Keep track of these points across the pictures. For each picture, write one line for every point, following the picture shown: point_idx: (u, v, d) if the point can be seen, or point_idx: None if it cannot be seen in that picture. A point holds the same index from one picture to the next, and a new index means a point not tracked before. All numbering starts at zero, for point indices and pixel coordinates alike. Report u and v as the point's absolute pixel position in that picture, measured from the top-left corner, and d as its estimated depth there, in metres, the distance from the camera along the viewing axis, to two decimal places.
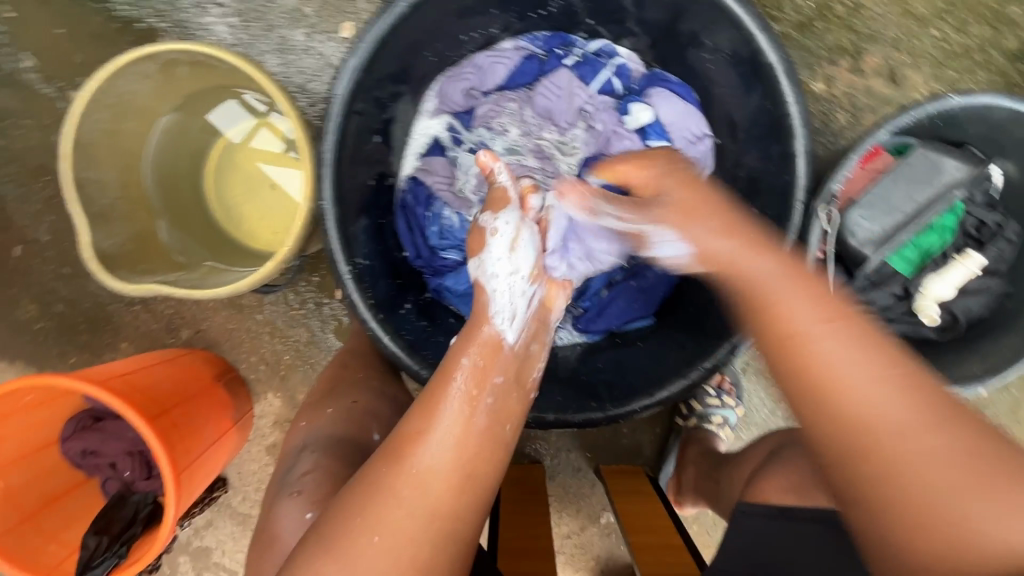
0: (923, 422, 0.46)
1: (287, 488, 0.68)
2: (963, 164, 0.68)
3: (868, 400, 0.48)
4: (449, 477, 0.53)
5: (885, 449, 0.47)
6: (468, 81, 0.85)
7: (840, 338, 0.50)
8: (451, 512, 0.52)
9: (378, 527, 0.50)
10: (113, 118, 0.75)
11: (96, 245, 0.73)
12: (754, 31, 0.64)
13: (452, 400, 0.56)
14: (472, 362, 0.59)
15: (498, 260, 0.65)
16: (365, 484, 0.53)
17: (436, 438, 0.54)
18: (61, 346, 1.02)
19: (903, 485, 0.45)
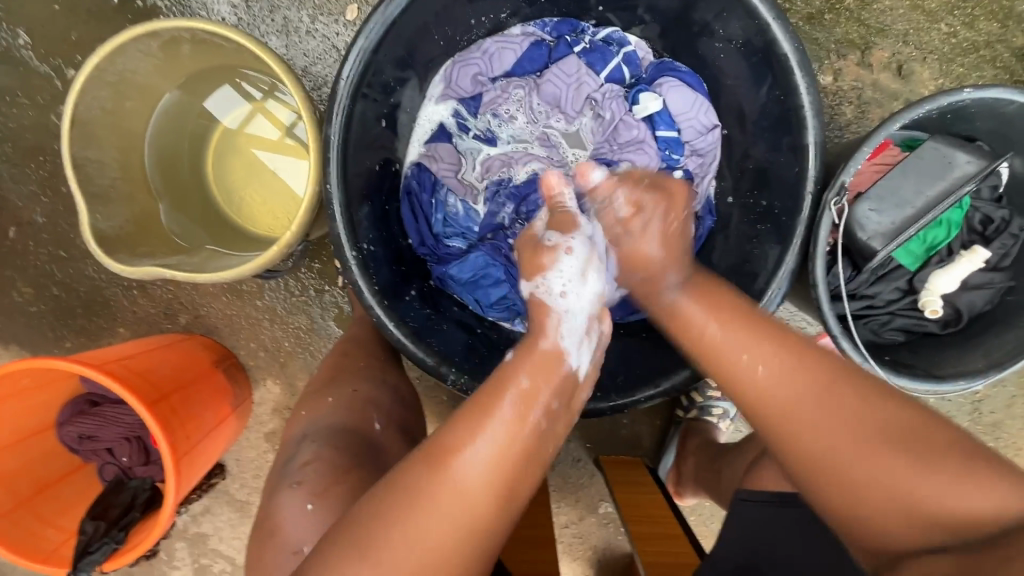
0: (822, 392, 0.55)
1: (287, 478, 0.67)
2: (976, 157, 0.68)
3: (770, 392, 0.57)
4: (490, 495, 0.52)
5: (803, 436, 0.54)
6: (476, 66, 0.84)
7: (744, 341, 0.59)
8: (490, 529, 0.52)
9: (420, 537, 0.49)
10: (113, 96, 0.74)
11: (95, 226, 0.72)
12: (768, 19, 0.63)
13: (502, 415, 0.55)
14: (529, 382, 0.58)
15: (567, 267, 0.66)
16: (405, 489, 0.51)
17: (482, 454, 0.53)
18: (57, 330, 1.01)
19: (815, 447, 0.53)
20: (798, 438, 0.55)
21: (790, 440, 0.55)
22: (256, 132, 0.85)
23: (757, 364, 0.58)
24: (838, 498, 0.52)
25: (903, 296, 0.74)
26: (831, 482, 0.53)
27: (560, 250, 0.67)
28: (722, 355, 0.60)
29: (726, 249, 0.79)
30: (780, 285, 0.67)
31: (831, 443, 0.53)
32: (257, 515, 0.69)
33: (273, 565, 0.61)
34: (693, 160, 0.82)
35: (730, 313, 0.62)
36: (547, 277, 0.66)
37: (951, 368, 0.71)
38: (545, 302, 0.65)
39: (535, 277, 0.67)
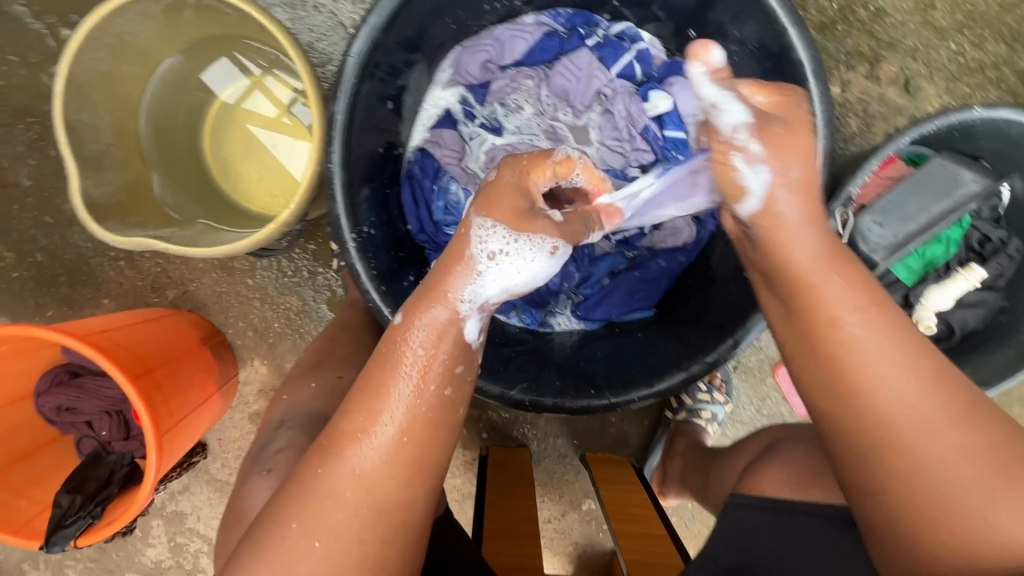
0: (955, 418, 0.46)
1: (259, 465, 0.66)
2: (981, 177, 0.69)
3: (916, 408, 0.46)
4: (393, 470, 0.49)
5: (917, 450, 0.46)
6: (486, 53, 0.83)
7: (886, 346, 0.48)
8: (402, 504, 0.49)
9: (317, 531, 0.47)
10: (110, 59, 0.71)
11: (85, 192, 0.69)
12: (786, 24, 0.63)
13: (396, 395, 0.50)
14: (424, 352, 0.51)
15: (507, 257, 0.53)
16: (301, 479, 0.49)
17: (381, 437, 0.49)
18: (39, 297, 0.98)
19: (927, 464, 0.46)
20: (902, 454, 0.46)
21: (902, 452, 0.46)
22: (253, 107, 0.84)
23: (889, 361, 0.47)
24: (898, 475, 0.47)
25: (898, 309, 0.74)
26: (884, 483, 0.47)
27: (508, 229, 0.53)
28: (839, 347, 0.49)
29: (726, 253, 0.79)
30: None
31: (945, 461, 0.45)
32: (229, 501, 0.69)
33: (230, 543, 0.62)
34: None
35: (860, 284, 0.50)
36: (495, 256, 0.53)
37: None
38: (472, 247, 0.53)
39: (492, 226, 0.53)
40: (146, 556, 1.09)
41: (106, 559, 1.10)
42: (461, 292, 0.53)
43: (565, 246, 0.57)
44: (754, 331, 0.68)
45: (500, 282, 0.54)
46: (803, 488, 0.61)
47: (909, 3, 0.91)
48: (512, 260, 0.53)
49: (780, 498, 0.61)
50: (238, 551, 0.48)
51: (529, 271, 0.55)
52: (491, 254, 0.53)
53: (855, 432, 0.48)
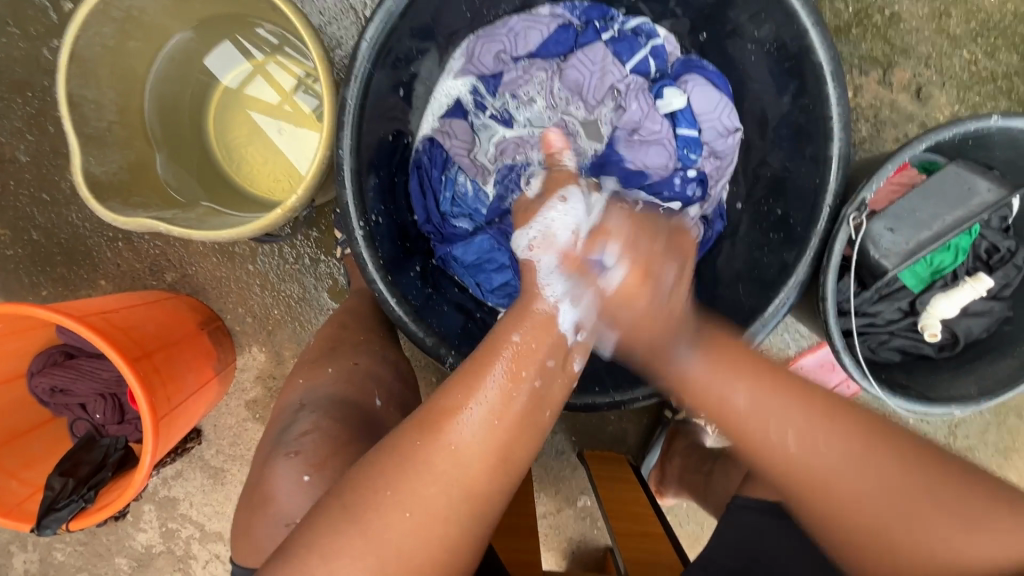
0: (860, 455, 0.51)
1: (283, 447, 0.64)
2: (997, 186, 0.67)
3: (810, 459, 0.52)
4: (484, 458, 0.49)
5: (831, 491, 0.52)
6: (500, 43, 0.81)
7: (770, 406, 0.54)
8: (484, 491, 0.49)
9: (410, 503, 0.47)
10: (116, 34, 0.69)
11: (88, 170, 0.68)
12: (807, 25, 0.62)
13: (496, 379, 0.51)
14: (523, 340, 0.53)
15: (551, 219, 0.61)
16: (394, 452, 0.49)
17: (478, 416, 0.50)
18: (34, 276, 0.96)
19: (841, 502, 0.51)
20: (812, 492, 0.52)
21: (814, 491, 0.52)
22: (255, 89, 0.82)
23: (788, 429, 0.53)
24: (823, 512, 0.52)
25: (904, 316, 0.75)
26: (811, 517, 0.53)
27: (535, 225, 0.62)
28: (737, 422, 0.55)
29: (733, 254, 0.79)
30: (789, 296, 0.67)
31: (843, 487, 0.51)
32: (246, 482, 0.68)
33: (267, 537, 0.60)
34: (709, 162, 0.82)
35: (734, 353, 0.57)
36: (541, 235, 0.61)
37: (945, 393, 0.72)
38: (518, 253, 0.62)
39: (525, 229, 0.62)
40: (137, 541, 1.09)
41: (96, 543, 1.09)
42: (539, 277, 0.58)
43: (572, 189, 0.63)
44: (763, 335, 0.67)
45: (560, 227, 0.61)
46: None
47: (924, 10, 0.90)
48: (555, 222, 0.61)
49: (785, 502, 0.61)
50: (309, 522, 0.47)
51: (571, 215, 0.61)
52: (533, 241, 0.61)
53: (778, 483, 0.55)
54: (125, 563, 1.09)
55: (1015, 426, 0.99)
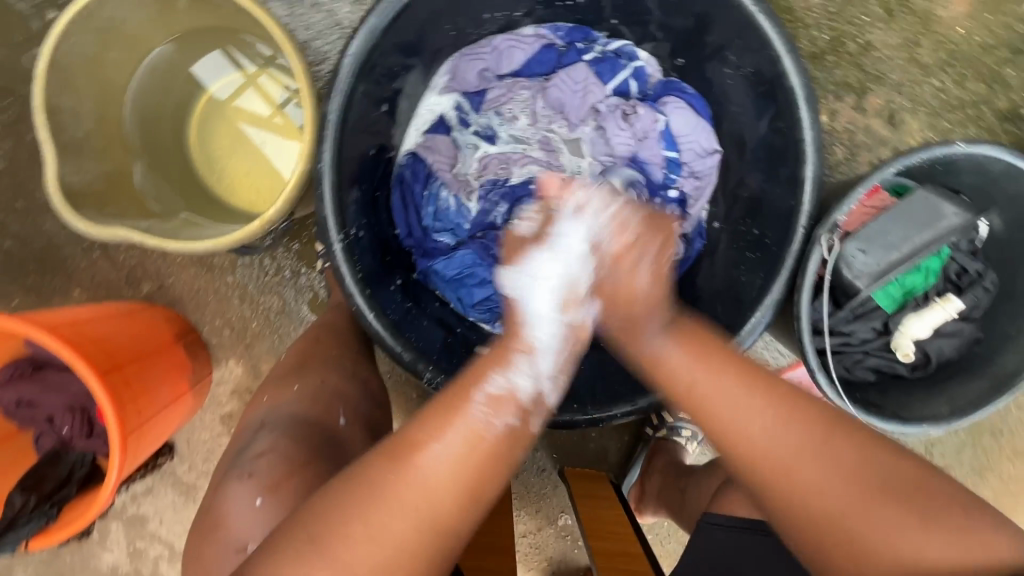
0: (819, 443, 0.53)
1: (238, 468, 0.64)
2: (962, 211, 0.70)
3: (772, 446, 0.53)
4: (456, 491, 0.50)
5: (794, 479, 0.52)
6: (483, 62, 0.83)
7: (745, 405, 0.55)
8: (454, 528, 0.50)
9: (378, 538, 0.48)
10: (97, 43, 0.69)
11: (62, 178, 0.67)
12: (781, 51, 0.64)
13: (473, 418, 0.53)
14: (506, 384, 0.55)
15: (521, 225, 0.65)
16: (361, 485, 0.50)
17: (448, 450, 0.51)
18: (5, 285, 0.94)
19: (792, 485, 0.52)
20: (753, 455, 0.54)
21: (777, 480, 0.53)
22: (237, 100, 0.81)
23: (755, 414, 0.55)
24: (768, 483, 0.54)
25: (878, 335, 0.76)
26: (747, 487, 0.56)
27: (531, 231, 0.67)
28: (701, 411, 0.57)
29: (712, 272, 0.79)
30: (765, 314, 0.67)
31: (802, 478, 0.52)
32: (202, 503, 0.68)
33: (218, 558, 0.61)
34: (689, 182, 0.83)
35: (703, 347, 0.59)
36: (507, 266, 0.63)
37: (917, 411, 0.74)
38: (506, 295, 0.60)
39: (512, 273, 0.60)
40: (102, 561, 1.05)
41: (59, 562, 1.05)
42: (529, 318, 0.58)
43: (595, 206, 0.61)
44: (739, 353, 0.68)
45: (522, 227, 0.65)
46: None
47: (895, 40, 0.93)
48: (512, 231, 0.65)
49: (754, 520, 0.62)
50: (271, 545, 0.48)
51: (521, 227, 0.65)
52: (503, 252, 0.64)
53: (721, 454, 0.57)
54: None
55: (989, 445, 1.00)
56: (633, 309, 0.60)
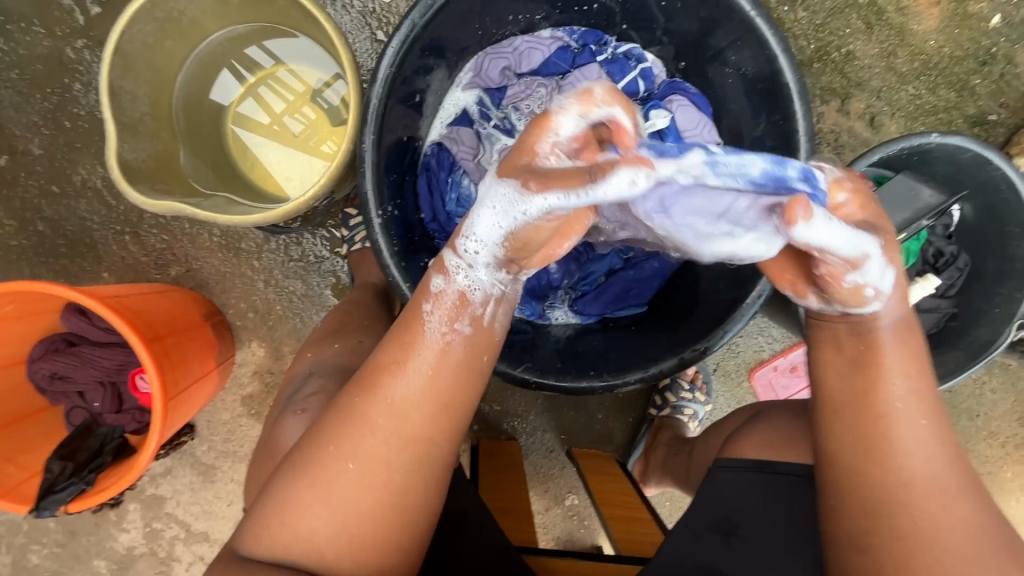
0: (955, 496, 0.52)
1: (292, 406, 0.68)
2: (938, 194, 0.77)
3: (922, 475, 0.52)
4: (425, 404, 0.53)
5: (915, 505, 0.51)
6: (506, 60, 0.89)
7: (917, 413, 0.54)
8: (427, 435, 0.53)
9: (353, 454, 0.51)
10: (156, 33, 0.75)
11: (121, 155, 0.72)
12: (777, 51, 0.72)
13: (430, 335, 0.55)
14: (446, 287, 0.57)
15: (488, 207, 0.54)
16: (339, 409, 0.53)
17: (414, 370, 0.53)
18: (38, 267, 0.98)
19: (931, 504, 0.51)
20: (894, 471, 0.53)
21: (909, 501, 0.52)
22: (270, 92, 0.88)
23: (919, 422, 0.54)
24: (880, 490, 0.53)
25: None
26: (873, 423, 0.54)
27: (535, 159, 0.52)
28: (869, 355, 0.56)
29: None
30: (764, 289, 0.75)
31: (936, 520, 0.50)
32: (260, 438, 0.72)
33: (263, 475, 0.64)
34: None
35: (913, 359, 0.55)
36: (495, 262, 0.56)
37: None
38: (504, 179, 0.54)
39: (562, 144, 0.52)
40: (119, 542, 1.07)
41: (75, 544, 1.07)
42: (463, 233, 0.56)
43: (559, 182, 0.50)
44: (739, 325, 0.76)
45: (491, 223, 0.54)
46: (786, 448, 0.65)
47: (875, 50, 1.03)
48: (484, 230, 0.54)
49: (762, 458, 0.65)
50: (276, 474, 0.52)
51: (506, 206, 0.53)
52: (459, 248, 0.56)
53: (857, 372, 0.56)
54: (105, 565, 1.07)
55: (967, 426, 1.08)
56: (464, 364, 0.55)
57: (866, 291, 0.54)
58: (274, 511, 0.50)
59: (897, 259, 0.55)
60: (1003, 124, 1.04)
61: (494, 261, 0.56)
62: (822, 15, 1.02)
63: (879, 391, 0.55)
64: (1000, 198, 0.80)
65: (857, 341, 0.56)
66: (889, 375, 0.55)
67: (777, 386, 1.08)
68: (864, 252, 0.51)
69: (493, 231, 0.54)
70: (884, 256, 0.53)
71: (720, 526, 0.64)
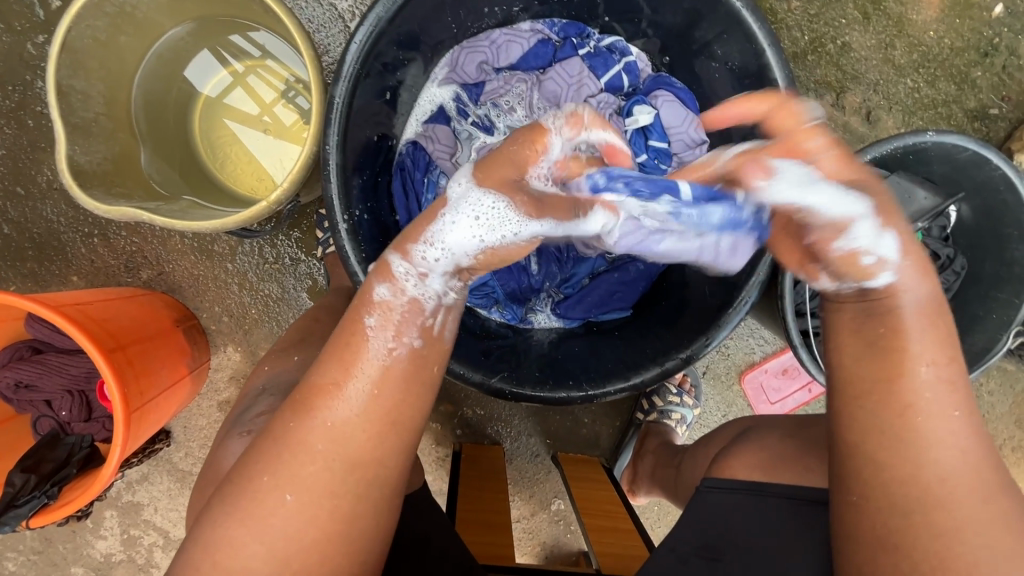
0: (982, 491, 0.47)
1: (240, 426, 0.65)
2: (933, 196, 0.75)
3: (953, 472, 0.47)
4: (367, 426, 0.49)
5: (944, 507, 0.46)
6: (483, 54, 0.85)
7: (949, 400, 0.49)
8: (373, 458, 0.50)
9: (288, 485, 0.48)
10: (108, 28, 0.72)
11: (72, 158, 0.70)
12: (763, 45, 0.68)
13: (373, 352, 0.51)
14: (389, 296, 0.52)
15: (468, 215, 0.53)
16: (271, 437, 0.50)
17: (354, 390, 0.50)
18: (4, 271, 0.95)
19: (965, 499, 0.46)
20: (924, 468, 0.47)
21: (936, 503, 0.46)
22: (257, 81, 0.85)
23: (951, 414, 0.48)
24: (909, 491, 0.47)
25: None
26: (900, 414, 0.49)
27: (526, 173, 0.57)
28: (903, 335, 0.50)
29: None
30: (750, 294, 0.71)
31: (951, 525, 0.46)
32: (206, 460, 0.68)
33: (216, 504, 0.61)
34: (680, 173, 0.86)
35: (945, 338, 0.50)
36: (452, 271, 0.54)
37: None
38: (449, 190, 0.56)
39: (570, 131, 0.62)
40: (96, 549, 1.05)
41: (51, 551, 1.05)
42: (424, 235, 0.54)
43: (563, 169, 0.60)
44: (724, 333, 0.72)
45: (463, 232, 0.53)
46: (781, 470, 0.62)
47: (872, 41, 0.98)
48: (451, 240, 0.53)
49: (758, 481, 0.62)
50: (211, 507, 0.49)
51: (489, 217, 0.53)
52: (415, 256, 0.53)
53: (889, 357, 0.50)
54: (82, 573, 1.05)
55: None
56: (409, 380, 0.51)
57: (864, 259, 0.52)
58: (205, 555, 0.47)
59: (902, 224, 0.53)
60: (1005, 118, 1.00)
61: (449, 270, 0.54)
62: (816, 5, 0.97)
63: (913, 378, 0.49)
64: (998, 200, 0.78)
65: (873, 323, 0.52)
66: (919, 363, 0.49)
67: (768, 389, 1.05)
68: (851, 212, 0.52)
69: (466, 242, 0.53)
70: (876, 217, 0.52)
71: (706, 552, 0.61)
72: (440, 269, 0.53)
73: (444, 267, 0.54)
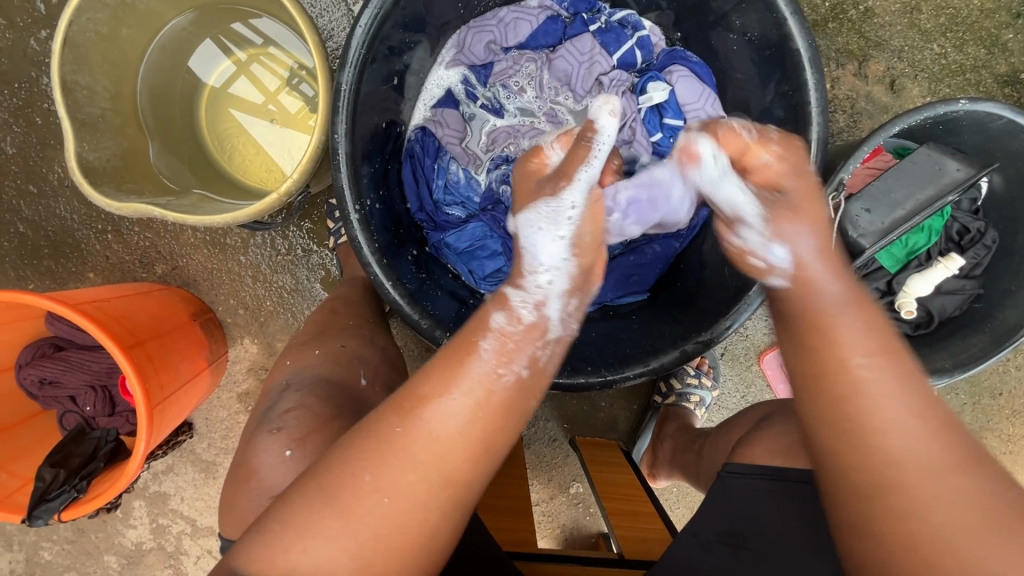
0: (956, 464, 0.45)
1: (267, 424, 0.65)
2: (965, 167, 0.72)
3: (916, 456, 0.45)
4: (467, 447, 0.49)
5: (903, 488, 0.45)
6: (491, 34, 0.83)
7: (885, 390, 0.48)
8: (462, 480, 0.49)
9: (388, 488, 0.47)
10: (109, 20, 0.71)
11: (81, 155, 0.70)
12: (786, 14, 0.65)
13: (481, 371, 0.51)
14: (504, 323, 0.54)
15: (538, 232, 0.60)
16: (367, 437, 0.49)
17: (457, 404, 0.50)
18: (22, 271, 0.96)
19: (922, 482, 0.45)
20: (869, 453, 0.47)
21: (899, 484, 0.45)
22: (263, 70, 0.84)
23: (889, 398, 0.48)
24: (870, 476, 0.46)
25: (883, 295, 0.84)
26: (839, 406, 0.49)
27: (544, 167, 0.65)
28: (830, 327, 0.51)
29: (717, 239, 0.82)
30: None
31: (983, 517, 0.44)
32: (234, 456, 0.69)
33: (247, 506, 0.61)
34: None
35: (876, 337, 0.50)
36: (566, 293, 0.59)
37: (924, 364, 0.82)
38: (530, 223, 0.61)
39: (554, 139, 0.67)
40: (127, 538, 1.07)
41: (84, 540, 1.08)
42: (529, 262, 0.59)
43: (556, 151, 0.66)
44: (745, 317, 0.70)
45: (549, 247, 0.59)
46: None
47: (896, 5, 0.94)
48: (548, 257, 0.59)
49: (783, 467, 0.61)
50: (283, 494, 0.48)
51: (549, 216, 0.60)
52: (526, 285, 0.57)
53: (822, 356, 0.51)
54: (114, 561, 1.08)
55: (989, 406, 1.03)
56: (505, 407, 0.51)
57: (755, 259, 0.59)
58: (275, 543, 0.45)
59: (802, 225, 0.57)
60: None
61: (561, 293, 0.58)
62: None
63: (844, 373, 0.49)
64: None
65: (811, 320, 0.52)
66: (851, 356, 0.49)
67: None
68: (742, 214, 0.59)
69: (560, 256, 0.59)
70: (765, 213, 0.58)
71: (733, 539, 0.61)
72: (558, 299, 0.58)
73: (559, 291, 0.58)
